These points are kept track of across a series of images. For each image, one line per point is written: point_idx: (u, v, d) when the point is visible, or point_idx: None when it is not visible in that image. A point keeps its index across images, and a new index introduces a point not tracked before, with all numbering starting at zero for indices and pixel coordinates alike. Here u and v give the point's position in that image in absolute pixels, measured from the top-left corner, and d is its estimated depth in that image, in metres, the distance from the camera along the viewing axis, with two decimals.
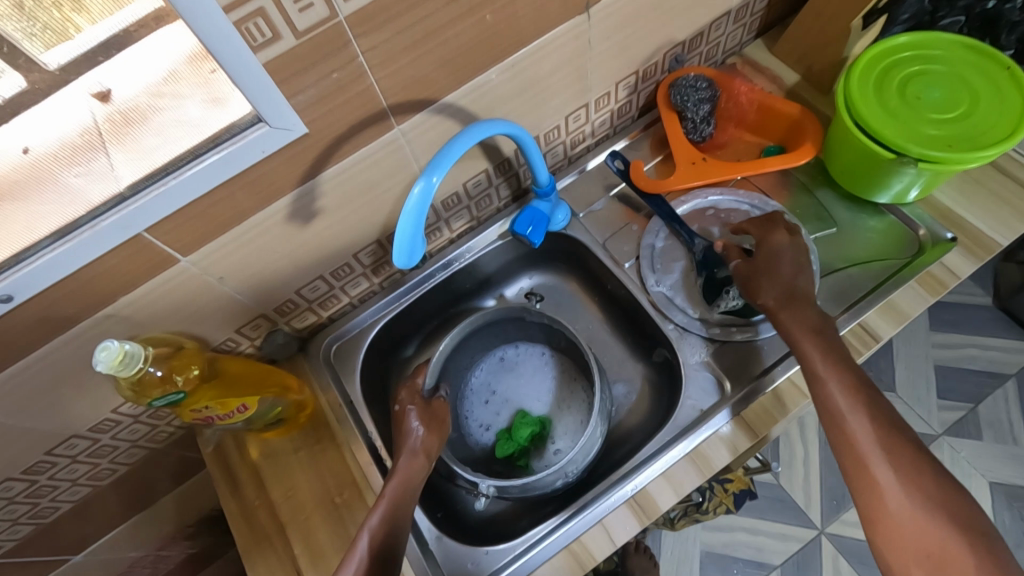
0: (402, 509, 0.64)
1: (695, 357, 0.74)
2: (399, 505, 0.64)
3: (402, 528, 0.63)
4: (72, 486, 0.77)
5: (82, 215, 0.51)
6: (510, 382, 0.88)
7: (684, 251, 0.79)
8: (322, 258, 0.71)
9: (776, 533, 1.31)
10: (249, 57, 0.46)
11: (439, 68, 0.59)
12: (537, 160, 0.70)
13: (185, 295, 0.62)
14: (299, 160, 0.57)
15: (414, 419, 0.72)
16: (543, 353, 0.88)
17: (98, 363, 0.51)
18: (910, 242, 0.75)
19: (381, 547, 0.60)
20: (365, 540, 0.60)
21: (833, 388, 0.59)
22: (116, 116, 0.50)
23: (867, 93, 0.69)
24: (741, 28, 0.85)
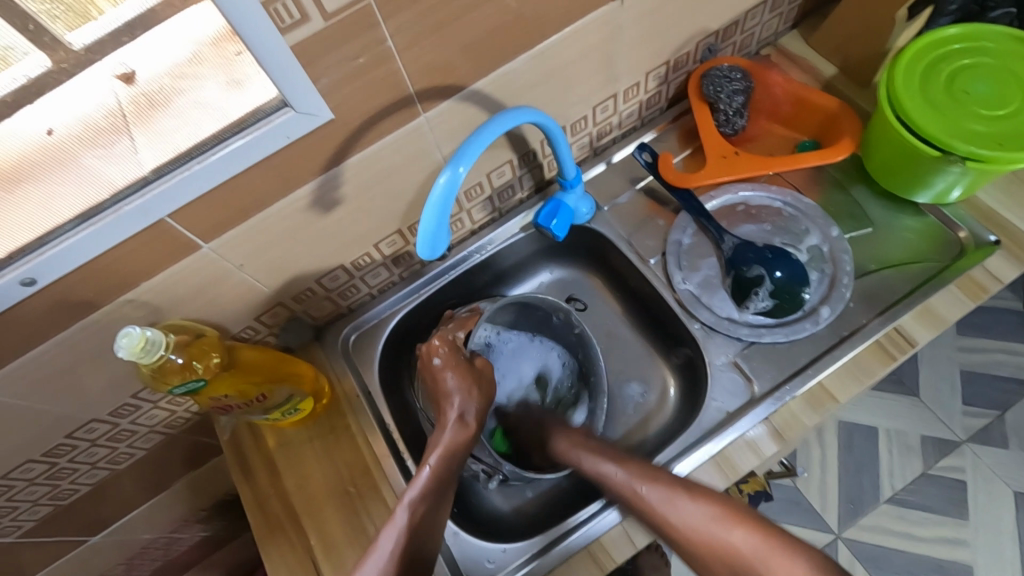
0: (425, 513, 0.62)
1: (721, 357, 0.72)
2: (434, 494, 0.63)
3: (431, 521, 0.62)
4: (91, 469, 0.77)
5: (105, 198, 0.50)
6: (501, 366, 0.85)
7: (712, 248, 0.77)
8: (341, 248, 0.70)
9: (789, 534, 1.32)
10: (275, 37, 0.45)
11: (465, 54, 0.58)
12: (564, 151, 0.68)
13: (203, 282, 0.62)
14: (321, 146, 0.56)
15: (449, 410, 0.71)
16: (531, 337, 0.85)
17: (119, 349, 0.51)
18: (950, 244, 0.72)
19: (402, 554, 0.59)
20: (389, 542, 0.59)
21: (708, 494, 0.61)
22: (139, 98, 0.49)
23: (912, 87, 0.66)
24: (777, 18, 0.82)
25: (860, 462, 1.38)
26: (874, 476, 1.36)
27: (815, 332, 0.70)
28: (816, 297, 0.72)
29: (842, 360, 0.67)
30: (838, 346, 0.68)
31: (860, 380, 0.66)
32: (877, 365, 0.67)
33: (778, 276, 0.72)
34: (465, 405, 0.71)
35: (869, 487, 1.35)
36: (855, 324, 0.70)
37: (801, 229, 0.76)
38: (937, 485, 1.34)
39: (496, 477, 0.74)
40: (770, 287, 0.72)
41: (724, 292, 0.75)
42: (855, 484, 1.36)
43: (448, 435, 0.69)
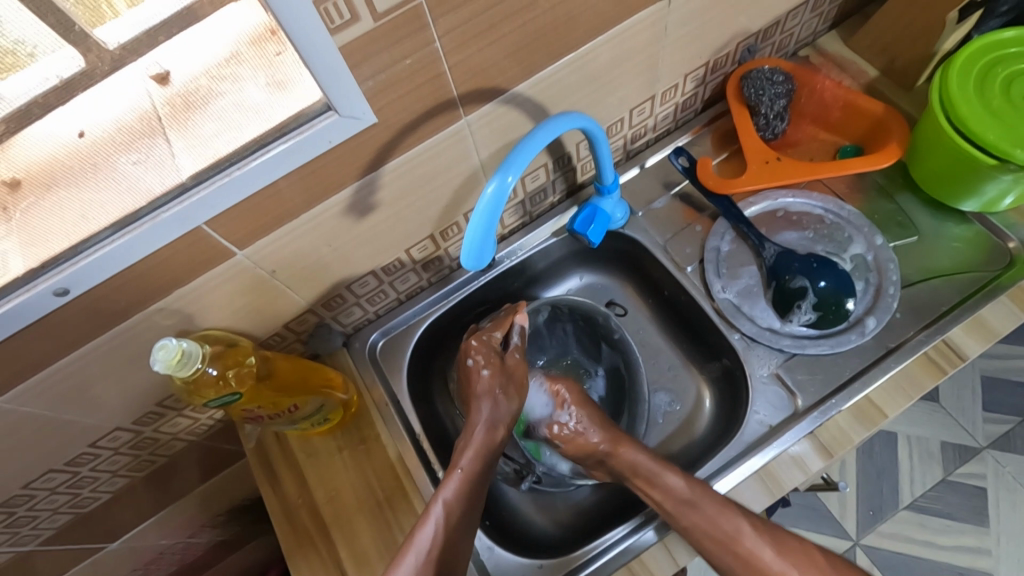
0: (462, 517, 0.62)
1: (763, 369, 0.70)
2: (472, 484, 0.64)
3: (470, 513, 0.62)
4: (111, 477, 0.76)
5: (142, 206, 0.48)
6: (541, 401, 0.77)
7: (752, 256, 0.75)
8: (373, 254, 0.68)
9: None
10: (325, 39, 0.43)
11: (511, 56, 0.55)
12: (605, 156, 0.66)
13: (235, 289, 0.60)
14: (360, 151, 0.54)
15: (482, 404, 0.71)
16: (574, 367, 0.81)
17: (155, 363, 0.49)
18: (999, 253, 0.70)
19: (436, 561, 0.58)
20: (425, 541, 0.59)
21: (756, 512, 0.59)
22: (175, 99, 0.47)
23: (968, 92, 0.64)
24: (818, 18, 0.79)
25: (880, 469, 1.36)
26: (894, 482, 1.35)
27: (860, 344, 0.68)
28: (860, 308, 0.70)
29: (889, 373, 0.65)
30: (884, 359, 0.66)
31: (910, 394, 0.64)
32: (928, 379, 0.65)
33: (822, 287, 0.70)
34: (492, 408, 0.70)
35: (890, 494, 1.34)
36: (900, 336, 0.68)
37: (844, 237, 0.74)
38: (957, 493, 1.32)
39: (529, 479, 0.73)
40: (814, 299, 0.70)
41: (765, 301, 0.73)
42: (875, 490, 1.34)
43: (478, 436, 0.68)
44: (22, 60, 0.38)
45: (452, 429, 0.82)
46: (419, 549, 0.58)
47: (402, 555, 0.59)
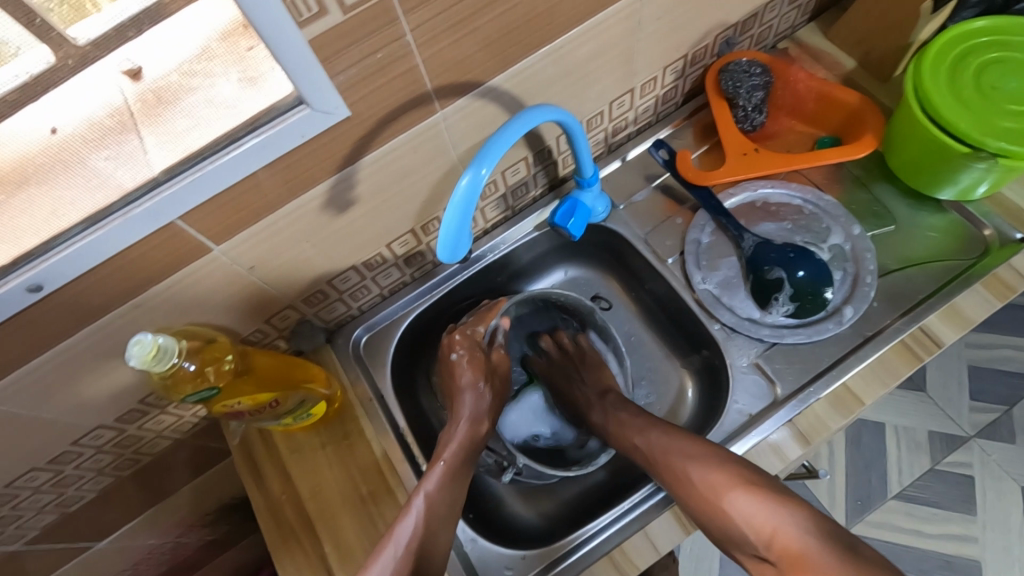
0: (443, 508, 0.62)
1: (743, 359, 0.70)
2: (455, 476, 0.64)
3: (451, 510, 0.62)
4: (96, 476, 0.76)
5: (114, 201, 0.48)
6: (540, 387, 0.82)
7: (732, 247, 0.76)
8: (355, 249, 0.68)
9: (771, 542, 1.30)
10: (293, 32, 0.43)
11: (484, 49, 0.56)
12: (584, 150, 0.66)
13: (214, 284, 0.60)
14: (336, 144, 0.54)
15: (466, 395, 0.71)
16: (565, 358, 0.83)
17: (131, 358, 0.48)
18: (975, 242, 0.71)
19: (417, 554, 0.58)
20: (407, 531, 0.59)
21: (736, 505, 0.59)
22: (146, 95, 0.47)
23: (940, 82, 0.65)
24: (795, 11, 0.80)
25: (868, 460, 1.37)
26: (882, 473, 1.36)
27: (838, 332, 0.68)
28: (838, 297, 0.71)
29: (867, 360, 0.66)
30: (861, 347, 0.67)
31: (886, 382, 0.65)
32: (904, 366, 0.65)
33: (799, 277, 0.71)
34: (477, 401, 0.71)
35: (879, 484, 1.35)
36: (879, 325, 0.68)
37: (822, 227, 0.75)
38: (944, 481, 1.34)
39: (510, 470, 0.72)
40: (790, 291, 0.71)
41: (744, 291, 0.73)
42: (863, 480, 1.36)
43: (462, 429, 0.68)
44: (2, 57, 0.39)
45: (437, 423, 0.83)
46: (400, 539, 0.59)
47: (383, 546, 0.59)
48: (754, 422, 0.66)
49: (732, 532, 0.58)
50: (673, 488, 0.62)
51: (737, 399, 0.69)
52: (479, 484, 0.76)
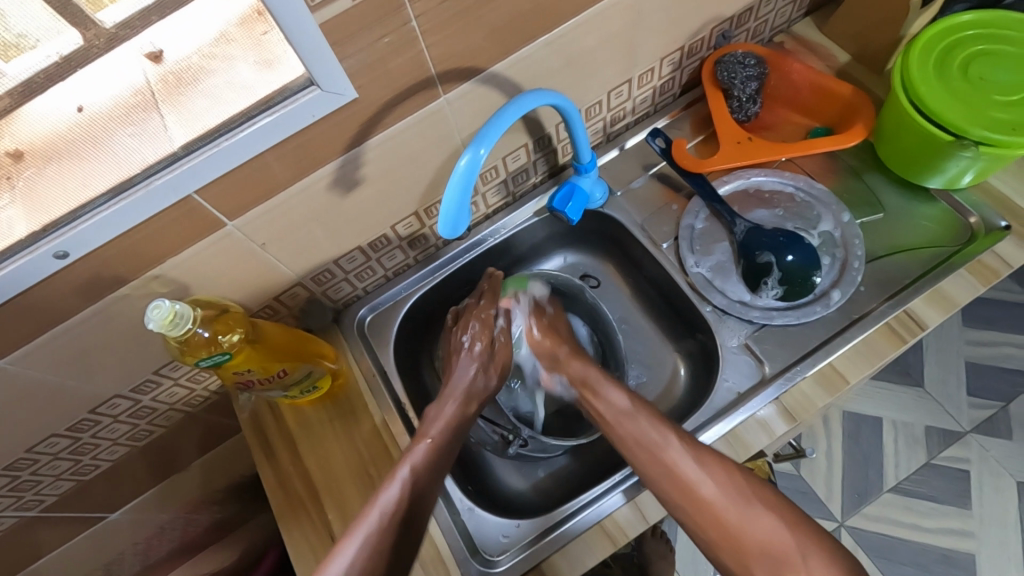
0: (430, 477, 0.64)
1: (733, 340, 0.73)
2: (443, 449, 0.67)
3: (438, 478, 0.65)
4: (111, 445, 0.79)
5: (136, 172, 0.51)
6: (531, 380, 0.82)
7: (725, 232, 0.78)
8: (361, 230, 0.71)
9: None
10: (306, 16, 0.46)
11: (488, 36, 0.58)
12: (581, 136, 0.69)
13: (228, 260, 0.63)
14: (345, 126, 0.57)
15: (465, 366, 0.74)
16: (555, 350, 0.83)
17: (148, 321, 0.51)
18: (962, 230, 0.73)
19: (399, 511, 0.60)
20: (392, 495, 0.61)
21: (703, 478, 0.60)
22: (167, 76, 0.51)
23: (928, 73, 0.67)
24: (792, 5, 0.82)
25: (865, 454, 1.39)
26: (879, 466, 1.37)
27: (826, 315, 0.71)
28: (827, 281, 0.73)
29: (853, 342, 0.68)
30: (848, 329, 0.69)
31: (871, 362, 0.67)
32: (889, 348, 0.68)
33: (789, 260, 0.72)
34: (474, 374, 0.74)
35: (876, 477, 1.37)
36: (866, 308, 0.71)
37: (814, 215, 0.77)
38: (940, 476, 1.35)
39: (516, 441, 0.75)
40: (780, 275, 0.73)
41: (736, 275, 0.76)
42: (860, 473, 1.37)
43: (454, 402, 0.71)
44: (23, 47, 0.43)
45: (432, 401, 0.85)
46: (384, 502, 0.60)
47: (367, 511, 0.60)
48: (745, 401, 0.68)
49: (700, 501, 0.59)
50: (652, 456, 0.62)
51: (727, 378, 0.71)
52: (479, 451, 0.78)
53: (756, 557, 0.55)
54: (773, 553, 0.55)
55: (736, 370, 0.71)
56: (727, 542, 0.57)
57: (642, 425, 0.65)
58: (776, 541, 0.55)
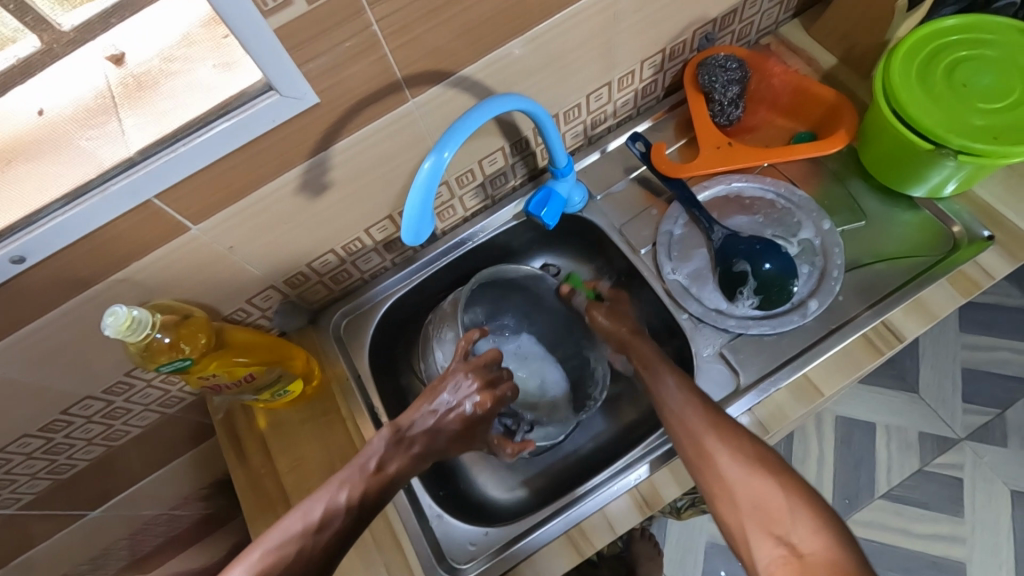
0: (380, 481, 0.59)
1: (708, 349, 0.72)
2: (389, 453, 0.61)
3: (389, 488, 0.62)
4: (87, 445, 0.79)
5: (92, 178, 0.50)
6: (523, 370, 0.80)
7: (703, 239, 0.77)
8: (335, 232, 0.71)
9: None
10: (260, 22, 0.45)
11: (457, 39, 0.57)
12: (555, 140, 0.68)
13: (196, 263, 0.63)
14: (310, 130, 0.56)
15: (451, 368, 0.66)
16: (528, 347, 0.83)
17: (105, 327, 0.51)
18: (944, 240, 0.71)
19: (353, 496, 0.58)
20: (318, 504, 0.57)
21: (720, 454, 0.57)
22: (128, 79, 0.51)
23: (909, 79, 0.65)
24: (778, 6, 0.81)
25: (858, 457, 1.37)
26: (871, 471, 1.36)
27: (803, 325, 0.70)
28: (805, 290, 0.72)
29: (830, 353, 0.67)
30: (826, 339, 0.68)
31: (846, 373, 0.66)
32: (866, 359, 0.66)
33: (767, 268, 0.71)
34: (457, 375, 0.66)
35: (868, 481, 1.35)
36: (844, 317, 0.70)
37: (794, 222, 0.76)
38: (933, 482, 1.34)
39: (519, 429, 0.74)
40: (755, 284, 0.71)
41: (713, 283, 0.75)
42: (851, 478, 1.36)
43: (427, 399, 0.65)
44: None
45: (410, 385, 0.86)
46: (307, 510, 0.57)
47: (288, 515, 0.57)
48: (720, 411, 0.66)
49: (719, 475, 0.56)
50: (679, 432, 0.60)
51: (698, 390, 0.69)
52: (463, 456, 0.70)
53: (747, 514, 0.54)
54: (763, 509, 0.53)
55: (708, 382, 0.70)
56: (721, 492, 0.56)
57: (672, 392, 0.63)
58: (766, 501, 0.53)
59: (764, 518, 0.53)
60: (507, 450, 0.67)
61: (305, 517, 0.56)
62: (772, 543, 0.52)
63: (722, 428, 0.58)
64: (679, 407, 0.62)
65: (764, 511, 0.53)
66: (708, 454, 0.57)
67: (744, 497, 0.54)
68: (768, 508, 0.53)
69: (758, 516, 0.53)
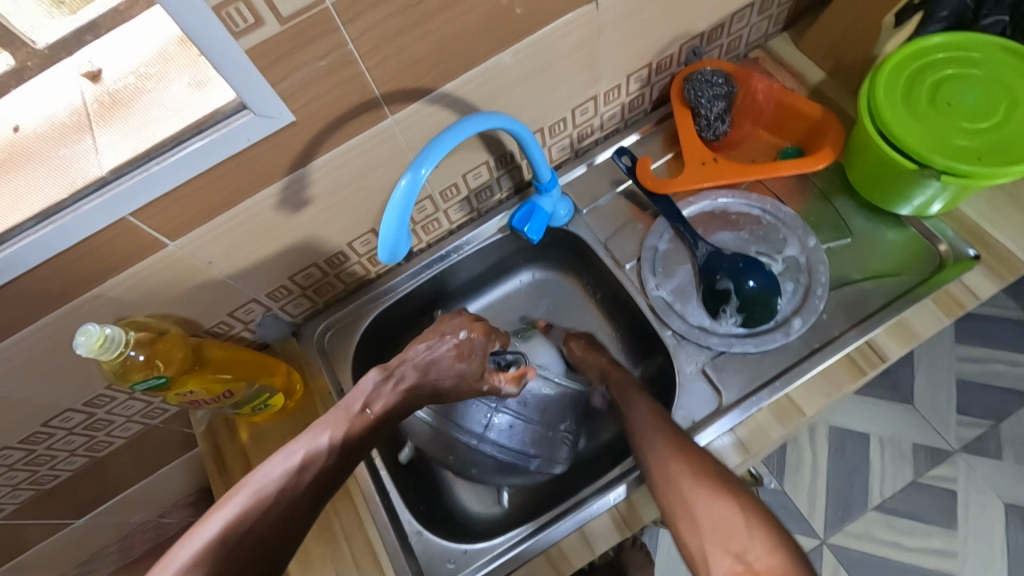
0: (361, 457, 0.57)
1: (691, 366, 0.71)
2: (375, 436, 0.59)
3: None
4: (69, 456, 0.79)
5: (64, 197, 0.50)
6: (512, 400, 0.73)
7: (688, 255, 0.77)
8: (317, 245, 0.71)
9: None
10: (230, 42, 0.45)
11: (436, 55, 0.57)
12: (538, 156, 0.68)
13: (174, 277, 0.62)
14: (287, 147, 0.56)
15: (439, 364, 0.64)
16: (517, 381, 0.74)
17: (77, 346, 0.51)
18: (930, 258, 0.71)
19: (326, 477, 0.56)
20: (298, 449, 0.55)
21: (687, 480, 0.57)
22: (103, 96, 0.52)
23: (893, 97, 0.65)
24: (766, 20, 0.81)
25: (850, 468, 1.37)
26: (864, 482, 1.35)
27: (786, 343, 0.69)
28: (789, 307, 0.72)
29: (813, 372, 0.67)
30: (810, 357, 0.68)
31: (829, 393, 0.66)
32: (848, 380, 0.66)
33: (751, 286, 0.71)
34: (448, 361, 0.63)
35: (860, 493, 1.34)
36: (828, 335, 0.69)
37: (779, 238, 0.75)
38: (927, 494, 1.33)
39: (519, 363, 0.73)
40: (738, 302, 0.72)
41: (697, 299, 0.74)
42: (844, 489, 1.35)
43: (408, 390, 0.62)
44: None
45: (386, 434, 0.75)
46: (289, 456, 0.55)
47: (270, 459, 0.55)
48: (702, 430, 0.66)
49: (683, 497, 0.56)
50: (651, 455, 0.61)
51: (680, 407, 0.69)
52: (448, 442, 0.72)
53: (707, 532, 0.53)
54: (722, 528, 0.53)
55: (689, 400, 0.69)
56: (684, 514, 0.55)
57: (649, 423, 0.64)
58: (726, 521, 0.53)
59: (722, 537, 0.52)
60: (504, 378, 0.63)
61: (285, 462, 0.54)
62: (729, 560, 0.51)
63: (687, 454, 0.59)
64: (653, 432, 0.63)
65: (723, 531, 0.53)
66: (676, 477, 0.58)
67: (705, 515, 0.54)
68: (727, 530, 0.53)
69: (717, 535, 0.53)
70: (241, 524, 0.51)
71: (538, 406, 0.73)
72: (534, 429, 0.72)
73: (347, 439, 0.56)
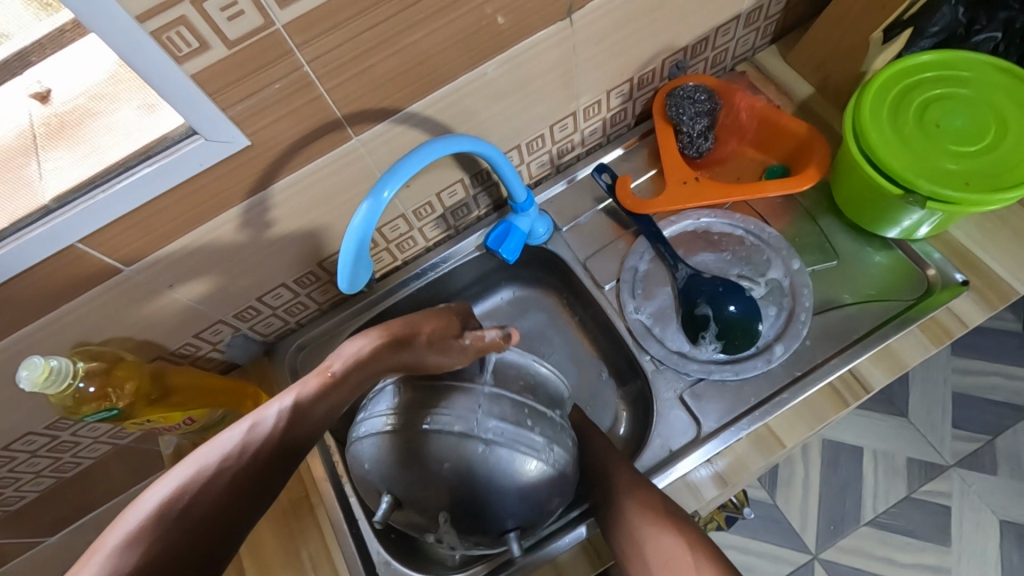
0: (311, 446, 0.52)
1: (669, 393, 0.69)
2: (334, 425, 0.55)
3: None
4: (36, 478, 0.77)
5: (6, 227, 0.48)
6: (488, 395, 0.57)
7: (668, 277, 0.75)
8: (285, 265, 0.69)
9: (765, 554, 1.32)
10: (173, 68, 0.43)
11: (401, 75, 0.55)
12: (511, 176, 0.66)
13: (133, 303, 0.60)
14: (245, 170, 0.54)
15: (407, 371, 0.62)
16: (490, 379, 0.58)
17: (23, 378, 0.50)
18: (917, 282, 0.68)
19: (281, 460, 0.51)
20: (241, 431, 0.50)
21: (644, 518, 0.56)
22: (52, 119, 0.50)
23: (880, 118, 0.62)
24: (753, 33, 0.78)
25: (842, 481, 1.34)
26: (857, 497, 1.33)
27: (767, 370, 0.67)
28: (771, 332, 0.70)
29: (794, 402, 0.64)
30: (792, 385, 0.66)
31: (811, 424, 0.64)
32: (830, 410, 0.64)
33: (731, 311, 0.69)
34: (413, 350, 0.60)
35: (852, 508, 1.32)
36: (811, 362, 0.67)
37: (762, 260, 0.73)
38: (921, 510, 1.30)
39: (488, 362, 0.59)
40: (718, 329, 0.69)
41: (676, 323, 0.72)
42: (837, 505, 1.33)
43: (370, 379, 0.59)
44: None
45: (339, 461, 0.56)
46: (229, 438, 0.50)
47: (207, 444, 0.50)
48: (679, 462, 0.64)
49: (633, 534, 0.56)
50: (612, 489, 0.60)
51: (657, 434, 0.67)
52: (417, 441, 0.53)
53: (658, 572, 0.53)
54: (669, 565, 0.53)
55: (666, 427, 0.67)
56: (635, 553, 0.55)
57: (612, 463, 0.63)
58: (674, 557, 0.53)
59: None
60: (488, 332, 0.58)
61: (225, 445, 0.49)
62: None
63: (641, 490, 0.58)
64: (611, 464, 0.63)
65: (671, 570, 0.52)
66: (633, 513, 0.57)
67: (658, 553, 0.53)
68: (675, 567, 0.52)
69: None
70: (180, 497, 0.45)
71: (523, 383, 0.60)
72: (526, 403, 0.57)
73: (298, 407, 0.52)
